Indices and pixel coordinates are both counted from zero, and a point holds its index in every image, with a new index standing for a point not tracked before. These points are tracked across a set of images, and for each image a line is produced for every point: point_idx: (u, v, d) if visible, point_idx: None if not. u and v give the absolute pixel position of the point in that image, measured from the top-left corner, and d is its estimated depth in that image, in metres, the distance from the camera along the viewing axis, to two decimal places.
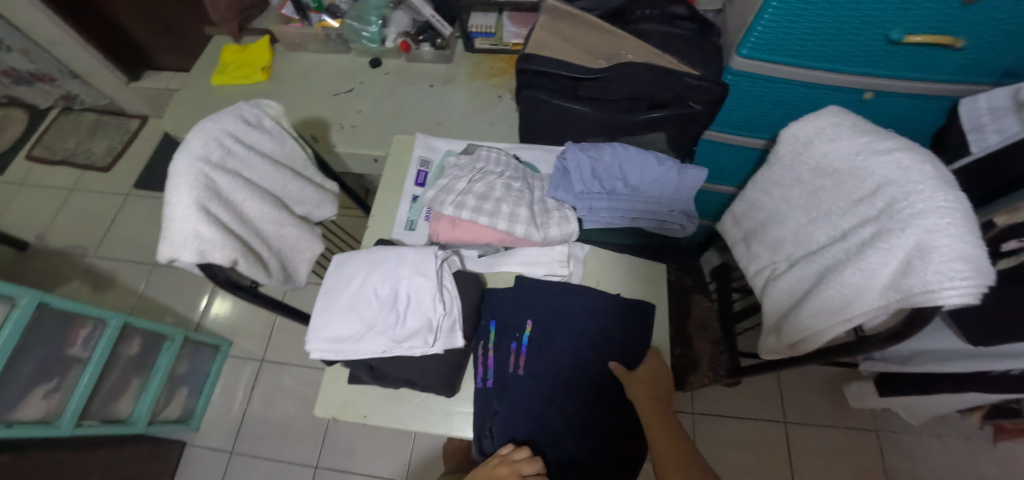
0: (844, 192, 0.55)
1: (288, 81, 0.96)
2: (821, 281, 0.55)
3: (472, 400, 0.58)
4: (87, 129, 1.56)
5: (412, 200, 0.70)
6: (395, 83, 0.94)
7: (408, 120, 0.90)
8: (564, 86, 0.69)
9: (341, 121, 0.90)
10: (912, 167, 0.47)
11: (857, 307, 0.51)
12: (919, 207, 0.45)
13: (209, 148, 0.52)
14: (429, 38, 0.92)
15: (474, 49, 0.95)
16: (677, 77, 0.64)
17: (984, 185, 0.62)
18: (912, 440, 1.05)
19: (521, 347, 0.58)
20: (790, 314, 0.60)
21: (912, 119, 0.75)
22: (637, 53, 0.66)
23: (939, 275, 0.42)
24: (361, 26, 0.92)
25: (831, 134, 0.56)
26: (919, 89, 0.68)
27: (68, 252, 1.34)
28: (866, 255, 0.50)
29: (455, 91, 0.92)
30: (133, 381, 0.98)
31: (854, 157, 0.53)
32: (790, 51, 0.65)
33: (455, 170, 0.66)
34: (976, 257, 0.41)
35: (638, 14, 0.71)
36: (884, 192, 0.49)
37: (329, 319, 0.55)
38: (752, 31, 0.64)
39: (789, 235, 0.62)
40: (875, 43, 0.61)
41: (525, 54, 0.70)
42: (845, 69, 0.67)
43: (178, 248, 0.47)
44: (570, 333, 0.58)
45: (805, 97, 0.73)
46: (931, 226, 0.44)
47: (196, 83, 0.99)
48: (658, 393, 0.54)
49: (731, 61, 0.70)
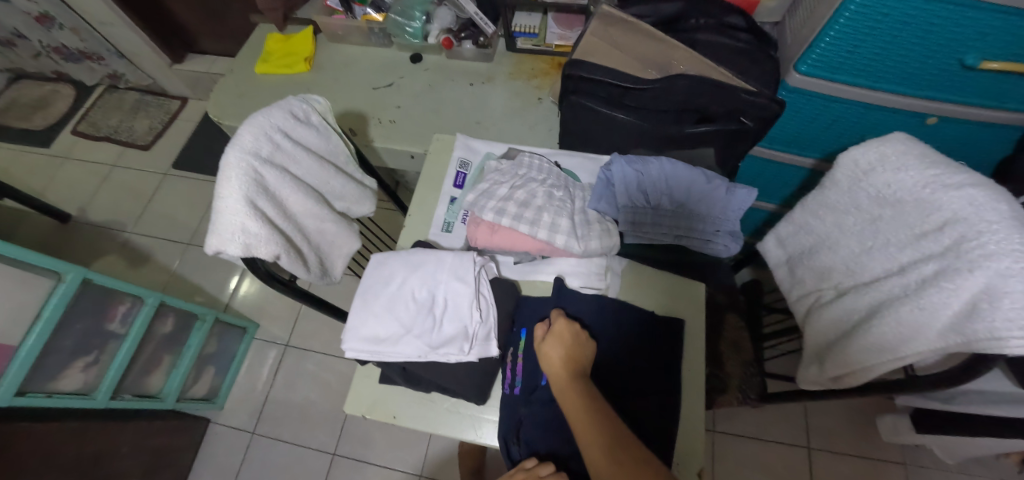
0: (905, 224, 0.52)
1: (330, 73, 0.97)
2: (874, 315, 0.53)
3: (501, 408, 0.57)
4: (130, 108, 1.60)
5: (449, 201, 0.70)
6: (435, 80, 0.93)
7: (447, 117, 0.89)
8: (610, 94, 0.68)
9: (380, 116, 0.90)
10: (986, 205, 0.45)
11: (912, 346, 0.48)
12: (990, 248, 0.43)
13: (258, 143, 0.52)
14: (471, 36, 0.91)
15: (516, 49, 0.94)
16: (732, 92, 0.62)
17: None
18: (942, 477, 1.01)
19: None
20: (836, 346, 0.58)
21: (976, 147, 0.71)
22: (690, 64, 0.64)
23: (1010, 322, 0.40)
24: (405, 21, 0.92)
25: (896, 163, 0.54)
26: (989, 118, 0.64)
27: (107, 226, 1.39)
28: (926, 293, 0.47)
29: (495, 90, 0.91)
30: (164, 357, 1.01)
31: (921, 190, 0.51)
32: (853, 70, 0.62)
33: (496, 175, 0.65)
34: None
35: (694, 23, 0.69)
36: (952, 228, 0.47)
37: (367, 319, 0.55)
38: (814, 48, 0.62)
39: (840, 264, 0.60)
40: (947, 68, 0.58)
41: (572, 59, 0.69)
42: (910, 92, 0.63)
43: (226, 242, 0.48)
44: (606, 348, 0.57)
45: (863, 118, 0.70)
46: (1004, 270, 0.41)
47: (240, 70, 1.00)
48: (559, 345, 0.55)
49: (788, 77, 0.67)
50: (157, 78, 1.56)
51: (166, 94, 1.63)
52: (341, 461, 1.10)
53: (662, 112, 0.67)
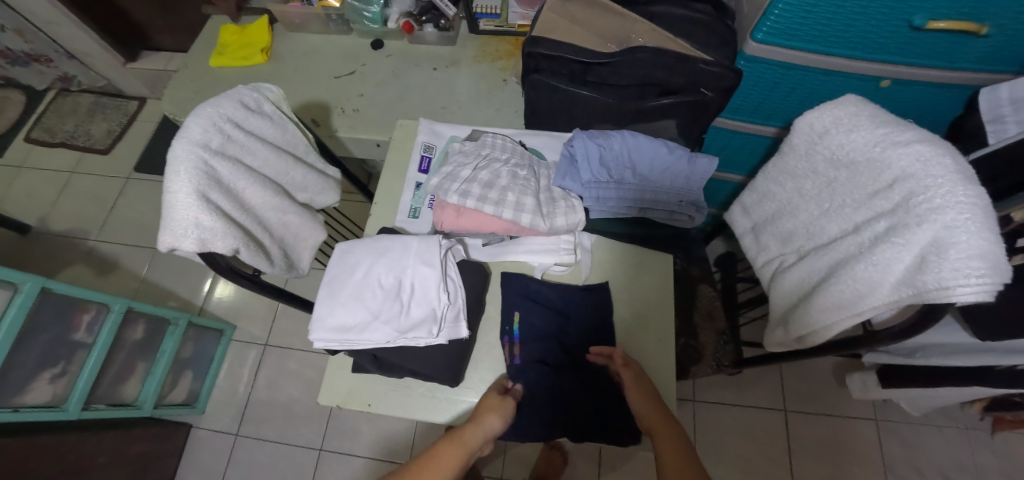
0: (860, 184, 0.53)
1: (290, 63, 0.94)
2: (832, 275, 0.55)
3: (476, 389, 0.57)
4: (86, 111, 1.53)
5: (415, 187, 0.69)
6: (399, 65, 0.92)
7: (411, 104, 0.88)
8: (572, 71, 0.68)
9: (343, 105, 0.88)
10: (933, 160, 0.46)
11: (868, 302, 0.50)
12: (937, 202, 0.44)
13: (208, 134, 0.51)
14: (432, 19, 0.89)
15: (479, 30, 0.92)
16: (690, 63, 0.62)
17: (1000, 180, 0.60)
18: (910, 430, 1.06)
19: (514, 339, 0.59)
20: (798, 307, 0.60)
21: (928, 110, 0.73)
22: (648, 37, 0.64)
23: (955, 272, 0.42)
24: (363, 6, 0.89)
25: (849, 124, 0.54)
26: (938, 79, 0.66)
27: (70, 235, 1.34)
28: (880, 251, 0.49)
29: (460, 74, 0.90)
30: (138, 365, 0.99)
31: (872, 148, 0.52)
32: (807, 36, 0.63)
33: (460, 157, 0.65)
34: (994, 254, 0.41)
35: None
36: (901, 185, 0.48)
37: (333, 308, 0.55)
38: (768, 15, 0.62)
39: (801, 227, 0.61)
40: (896, 30, 0.59)
41: (532, 36, 0.68)
42: (864, 57, 0.64)
43: (180, 237, 0.47)
44: (566, 326, 0.59)
45: (821, 84, 0.71)
46: (949, 222, 0.43)
47: (194, 64, 0.96)
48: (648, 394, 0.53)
49: (745, 46, 0.67)
50: (112, 78, 1.50)
51: (123, 95, 1.57)
52: (328, 457, 1.10)
53: (623, 86, 0.67)
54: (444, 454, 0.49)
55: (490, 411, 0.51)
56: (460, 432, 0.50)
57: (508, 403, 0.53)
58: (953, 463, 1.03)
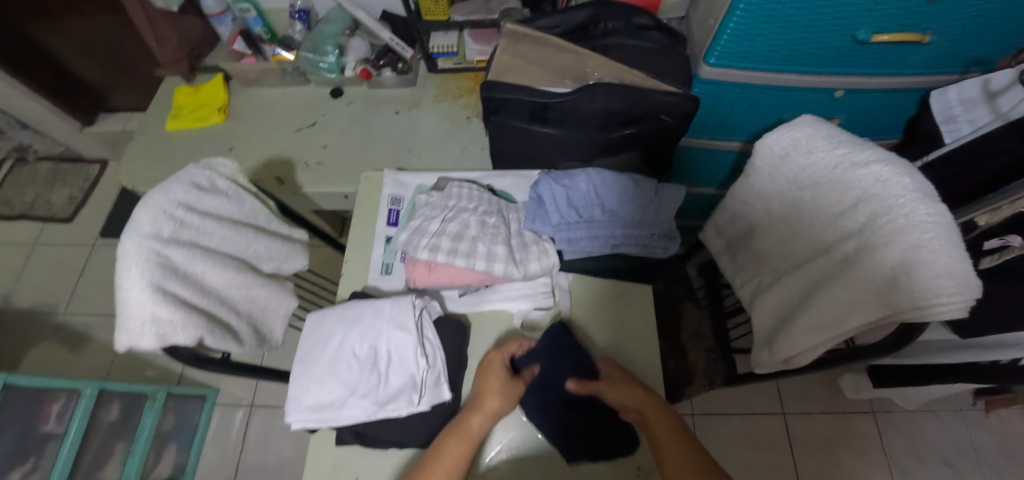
0: (825, 204, 0.53)
1: (249, 119, 0.92)
2: (811, 296, 0.55)
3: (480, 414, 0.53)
4: (45, 179, 1.49)
5: (386, 241, 0.68)
6: (361, 111, 0.90)
7: (377, 149, 0.86)
8: (533, 111, 0.67)
9: (306, 159, 0.86)
10: (892, 180, 0.46)
11: (849, 323, 0.50)
12: (901, 222, 0.44)
13: (158, 224, 0.48)
14: (389, 63, 0.89)
15: (438, 69, 0.92)
16: (651, 94, 0.63)
17: (958, 182, 0.60)
18: (907, 418, 1.07)
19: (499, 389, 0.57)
20: (781, 329, 0.59)
21: (886, 116, 0.74)
22: (603, 70, 0.65)
23: (928, 291, 0.42)
24: (317, 57, 0.89)
25: (807, 146, 0.55)
26: (891, 85, 0.67)
27: (36, 311, 1.28)
28: (855, 271, 0.49)
29: (423, 115, 0.89)
30: (117, 446, 0.94)
31: (833, 170, 0.52)
32: (759, 57, 0.64)
33: (427, 210, 0.64)
34: (962, 272, 0.41)
35: (603, 27, 0.69)
36: (865, 206, 0.48)
37: (308, 386, 0.53)
38: (719, 40, 0.62)
39: (774, 247, 0.61)
40: (843, 45, 0.61)
41: (488, 80, 0.67)
42: (817, 71, 0.65)
43: (138, 335, 0.45)
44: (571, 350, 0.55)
45: (779, 101, 0.71)
46: (915, 242, 0.43)
47: (150, 129, 0.94)
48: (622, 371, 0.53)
49: (700, 70, 0.68)
50: (70, 143, 1.45)
51: (83, 159, 1.52)
52: None
53: (585, 122, 0.67)
54: (452, 449, 0.47)
55: (491, 393, 0.50)
56: (464, 422, 0.49)
57: (519, 386, 0.51)
58: (953, 448, 1.04)
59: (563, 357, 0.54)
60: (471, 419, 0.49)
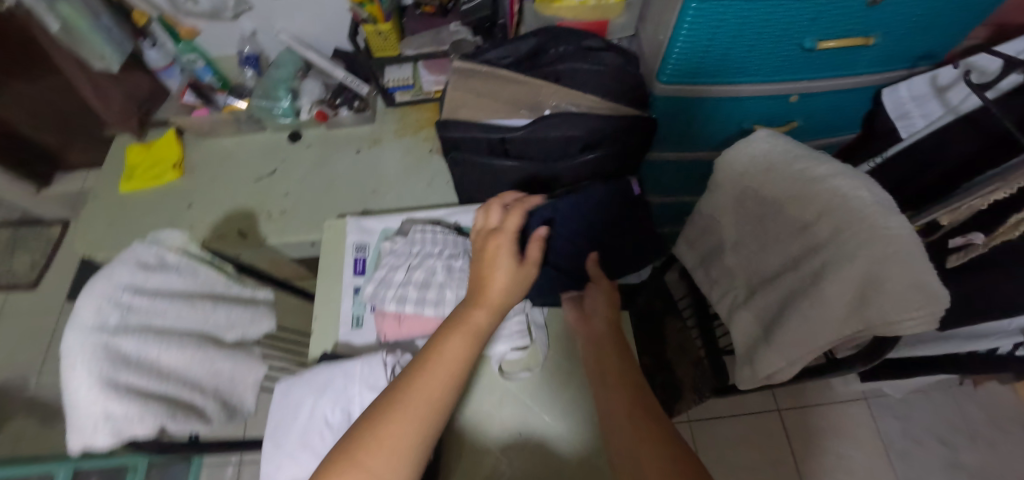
0: (788, 219, 0.53)
1: (206, 171, 0.89)
2: (784, 312, 0.54)
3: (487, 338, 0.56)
4: (3, 246, 1.43)
5: (354, 292, 0.66)
6: (321, 154, 0.88)
7: (341, 191, 0.84)
8: (492, 145, 0.67)
9: (269, 209, 0.83)
10: (850, 194, 0.46)
11: (823, 339, 0.50)
12: (863, 238, 0.44)
13: (103, 313, 0.46)
14: (346, 101, 0.87)
15: (396, 103, 0.90)
16: (606, 121, 0.64)
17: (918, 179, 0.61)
18: (899, 401, 1.08)
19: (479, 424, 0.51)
20: (759, 345, 0.59)
21: (843, 114, 0.75)
22: (557, 97, 0.64)
23: (896, 307, 0.41)
24: (271, 104, 0.87)
25: (764, 162, 0.54)
26: (844, 86, 0.67)
27: (5, 387, 1.23)
28: (822, 290, 0.48)
29: (385, 152, 0.87)
30: None
31: (792, 186, 0.51)
32: (711, 72, 0.63)
33: (391, 258, 0.63)
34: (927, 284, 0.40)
35: (554, 53, 0.68)
36: (827, 221, 0.48)
37: (281, 462, 0.50)
38: (668, 59, 0.61)
39: (745, 261, 0.61)
40: (791, 54, 0.60)
41: (443, 119, 0.67)
42: (770, 79, 0.65)
43: (92, 434, 0.42)
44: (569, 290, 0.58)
45: (737, 111, 0.71)
46: (878, 257, 0.42)
47: (103, 192, 0.90)
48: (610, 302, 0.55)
49: (655, 89, 0.67)
50: (27, 207, 1.40)
51: (43, 221, 1.47)
52: None
53: (546, 150, 0.67)
54: (454, 347, 0.40)
55: (496, 286, 0.44)
56: (466, 316, 0.42)
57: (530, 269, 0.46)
58: (945, 425, 1.05)
59: (584, 239, 0.60)
60: (472, 314, 0.42)
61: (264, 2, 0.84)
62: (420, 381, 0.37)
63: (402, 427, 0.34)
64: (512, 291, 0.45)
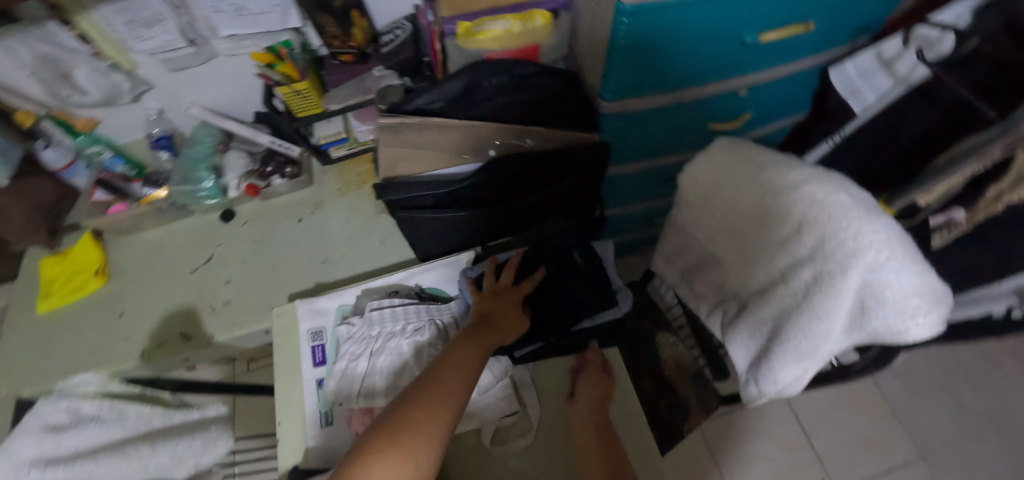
0: (766, 230, 0.48)
1: (134, 273, 0.79)
2: (781, 329, 0.49)
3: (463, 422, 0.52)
4: None
5: (317, 387, 0.58)
6: (260, 229, 0.80)
7: (289, 267, 0.76)
8: (440, 199, 0.60)
9: (212, 301, 0.75)
10: (828, 199, 0.41)
11: (827, 351, 0.46)
12: (850, 246, 0.39)
13: None
14: (277, 169, 0.80)
15: (332, 159, 0.84)
16: (560, 154, 0.60)
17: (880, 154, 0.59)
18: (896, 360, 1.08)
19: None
20: (761, 363, 0.54)
21: (793, 98, 0.73)
22: (500, 134, 0.59)
23: (901, 314, 0.38)
24: (193, 187, 0.78)
25: (731, 175, 0.50)
26: (791, 71, 0.65)
27: None
28: (816, 301, 0.44)
29: (330, 216, 0.80)
30: None
31: (764, 196, 0.47)
32: (655, 83, 0.59)
33: (350, 345, 0.56)
34: (930, 285, 0.37)
35: (489, 86, 0.61)
36: (809, 231, 0.43)
37: None
38: (609, 78, 0.57)
39: (729, 274, 0.57)
40: (734, 51, 0.57)
41: (380, 182, 0.60)
42: (717, 79, 0.62)
43: None
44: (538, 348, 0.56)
45: (690, 116, 0.67)
46: (872, 264, 0.38)
47: (16, 318, 0.79)
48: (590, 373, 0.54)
49: (601, 107, 0.62)
50: None
51: None
52: None
53: (499, 192, 0.61)
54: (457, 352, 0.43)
55: (500, 315, 0.49)
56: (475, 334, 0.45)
57: (517, 300, 0.52)
58: None
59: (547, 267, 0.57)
60: (484, 332, 0.46)
61: (164, 78, 0.76)
62: (450, 360, 0.42)
63: (433, 411, 0.36)
64: (507, 315, 0.50)
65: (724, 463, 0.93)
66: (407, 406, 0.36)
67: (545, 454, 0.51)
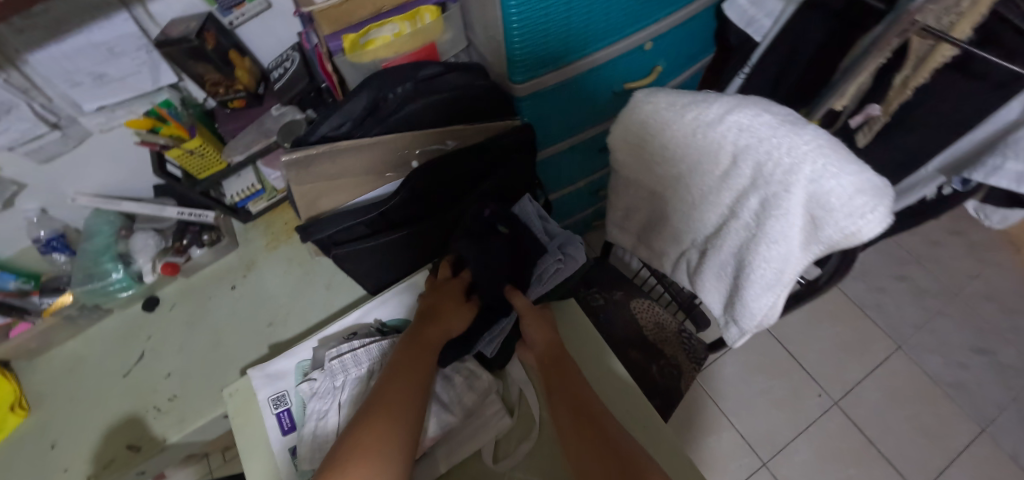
0: (704, 171, 0.47)
1: (59, 396, 0.69)
2: (744, 264, 0.49)
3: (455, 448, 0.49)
4: None
5: (291, 458, 0.51)
6: (193, 309, 0.73)
7: (233, 340, 0.70)
8: (373, 224, 0.56)
9: (156, 401, 0.67)
10: (756, 123, 0.41)
11: (792, 274, 0.45)
12: (788, 162, 0.39)
13: None
14: (193, 239, 0.73)
15: (253, 215, 0.78)
16: (486, 147, 0.57)
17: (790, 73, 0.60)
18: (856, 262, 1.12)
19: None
20: (734, 301, 0.54)
21: (696, 42, 0.74)
22: (419, 142, 0.55)
23: (850, 218, 0.37)
24: (101, 282, 0.70)
25: (655, 127, 0.47)
26: (687, 16, 0.65)
27: None
28: (768, 225, 0.43)
29: (266, 274, 0.75)
30: None
31: (694, 137, 0.45)
32: (561, 55, 0.57)
33: (316, 402, 0.51)
34: (873, 182, 0.36)
35: (397, 94, 0.56)
36: (746, 159, 0.42)
37: None
38: (513, 59, 0.55)
39: (681, 225, 0.56)
40: (628, 6, 0.56)
41: (303, 224, 0.55)
42: (620, 37, 0.61)
43: None
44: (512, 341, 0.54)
45: (603, 80, 0.66)
46: (812, 174, 0.38)
47: None
48: (532, 323, 0.50)
49: (514, 91, 0.60)
50: None
51: None
52: None
53: (433, 201, 0.58)
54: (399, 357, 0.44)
55: (438, 310, 0.50)
56: (416, 335, 0.47)
57: (457, 292, 0.53)
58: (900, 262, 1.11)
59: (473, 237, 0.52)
60: (426, 330, 0.47)
61: (35, 173, 0.66)
62: (391, 369, 0.43)
63: (382, 428, 0.36)
64: (447, 313, 0.50)
65: (727, 407, 0.93)
66: (356, 433, 0.36)
67: (547, 457, 0.48)
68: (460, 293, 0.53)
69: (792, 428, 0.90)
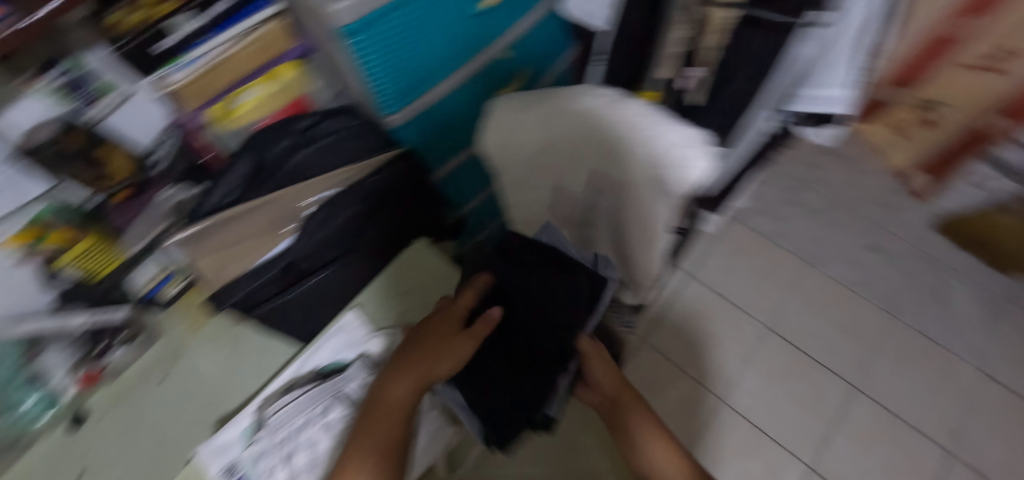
0: (566, 153, 0.52)
1: None
2: (625, 224, 0.55)
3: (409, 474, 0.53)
4: None
5: None
6: (118, 419, 0.60)
7: (170, 442, 0.58)
8: (280, 275, 0.61)
9: None
10: (589, 104, 0.46)
11: (660, 227, 0.51)
12: (624, 131, 0.44)
13: None
14: (107, 341, 0.65)
15: (168, 301, 0.71)
16: (368, 185, 0.61)
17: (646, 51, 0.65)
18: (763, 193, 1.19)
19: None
20: (631, 257, 0.60)
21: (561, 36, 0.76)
22: (304, 194, 0.57)
23: (680, 166, 0.42)
24: (8, 416, 0.58)
25: (509, 127, 0.51)
26: (542, 16, 0.68)
27: None
28: (630, 188, 0.49)
29: (195, 359, 0.65)
30: None
31: (545, 129, 0.50)
32: (422, 80, 0.58)
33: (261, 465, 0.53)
34: (688, 134, 0.42)
35: (277, 149, 0.59)
36: (593, 138, 0.47)
37: None
38: (376, 92, 0.55)
39: (566, 205, 0.62)
40: (474, 22, 0.58)
41: (213, 290, 0.59)
42: (477, 51, 0.62)
43: None
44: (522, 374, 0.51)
45: (474, 92, 0.68)
46: (646, 137, 0.43)
47: None
48: (602, 363, 0.55)
49: (392, 123, 0.60)
50: None
51: None
52: None
53: (336, 242, 0.62)
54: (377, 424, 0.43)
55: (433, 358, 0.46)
56: (388, 394, 0.45)
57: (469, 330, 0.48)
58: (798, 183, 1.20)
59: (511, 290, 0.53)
60: (392, 385, 0.45)
61: None
62: (356, 446, 0.42)
63: None
64: (446, 357, 0.46)
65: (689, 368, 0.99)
66: None
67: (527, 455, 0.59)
68: (462, 332, 0.48)
69: (743, 366, 0.99)
